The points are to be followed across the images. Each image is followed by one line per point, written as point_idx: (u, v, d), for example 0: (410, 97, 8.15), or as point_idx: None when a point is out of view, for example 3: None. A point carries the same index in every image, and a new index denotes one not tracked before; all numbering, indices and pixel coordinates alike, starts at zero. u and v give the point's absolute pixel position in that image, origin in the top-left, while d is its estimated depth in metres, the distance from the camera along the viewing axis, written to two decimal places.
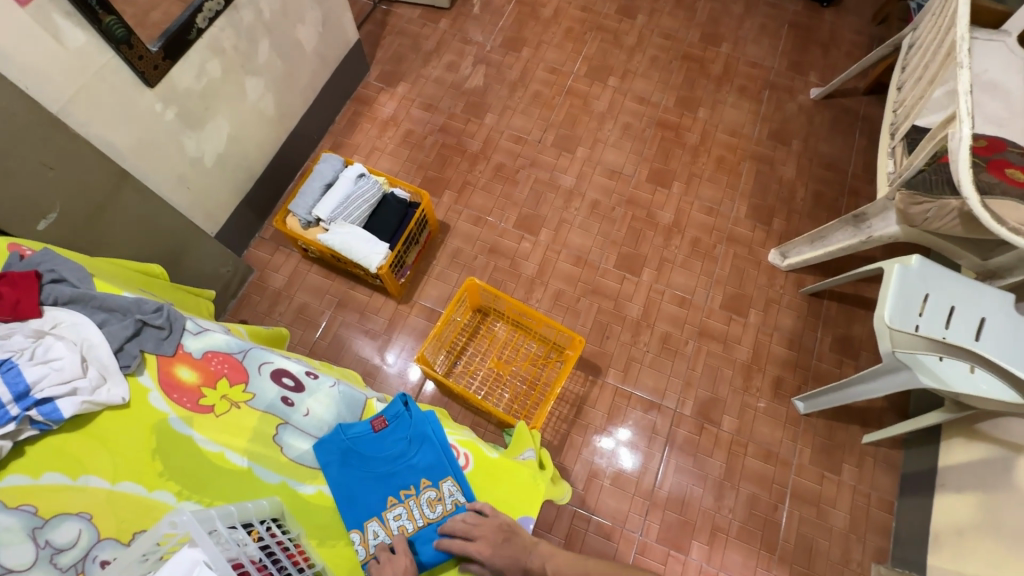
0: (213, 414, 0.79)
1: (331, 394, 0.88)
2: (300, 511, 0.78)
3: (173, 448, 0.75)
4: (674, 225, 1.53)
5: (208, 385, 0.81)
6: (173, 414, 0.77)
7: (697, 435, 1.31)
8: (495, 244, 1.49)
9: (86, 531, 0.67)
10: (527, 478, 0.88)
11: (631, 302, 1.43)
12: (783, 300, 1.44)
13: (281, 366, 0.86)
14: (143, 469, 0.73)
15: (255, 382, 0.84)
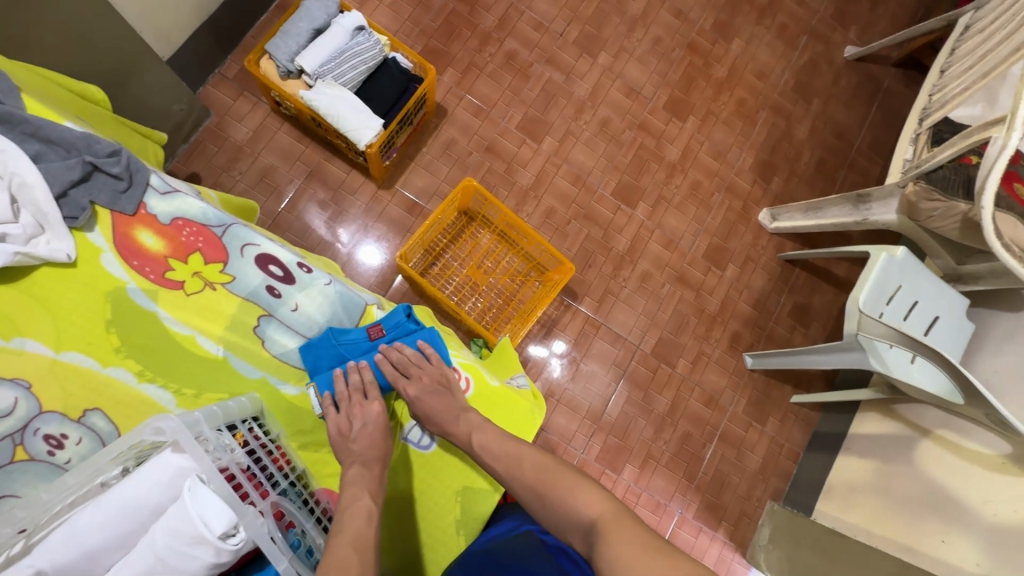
0: (183, 291, 0.75)
1: (324, 292, 0.83)
2: (279, 409, 0.79)
3: (130, 321, 0.72)
4: (679, 163, 1.46)
5: (177, 258, 0.76)
6: (132, 284, 0.73)
7: (652, 372, 1.37)
8: (493, 143, 1.36)
9: (25, 401, 0.66)
10: (523, 410, 0.91)
11: (620, 235, 1.40)
12: (760, 260, 1.47)
13: (269, 252, 0.81)
14: (92, 341, 0.70)
15: (235, 265, 0.78)
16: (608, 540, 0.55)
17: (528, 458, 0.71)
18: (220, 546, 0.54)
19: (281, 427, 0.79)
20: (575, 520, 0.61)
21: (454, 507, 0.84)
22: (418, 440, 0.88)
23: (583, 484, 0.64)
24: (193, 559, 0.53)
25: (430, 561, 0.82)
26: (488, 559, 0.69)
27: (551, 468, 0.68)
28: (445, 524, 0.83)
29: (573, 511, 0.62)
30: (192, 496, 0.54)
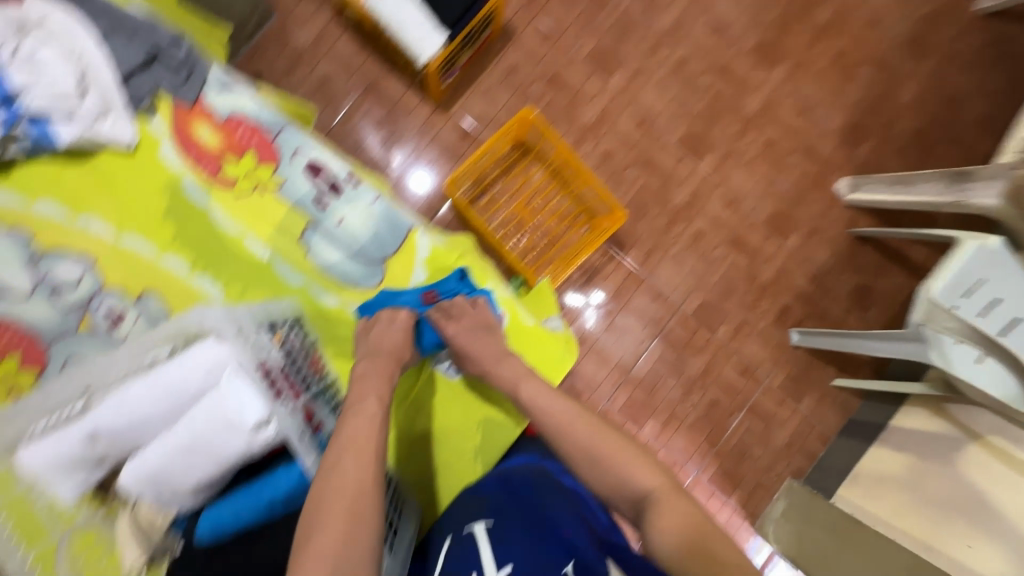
0: (235, 190, 0.77)
1: (371, 210, 0.83)
2: (318, 318, 0.80)
3: (183, 213, 0.76)
4: (756, 116, 1.34)
5: (231, 156, 0.77)
6: (188, 176, 0.76)
7: (689, 334, 1.33)
8: (557, 74, 1.27)
9: (87, 277, 0.71)
10: (553, 353, 0.93)
11: (679, 188, 1.32)
12: (828, 233, 1.36)
13: (319, 161, 0.81)
14: (149, 227, 0.75)
15: (286, 170, 0.79)
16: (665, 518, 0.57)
17: (562, 401, 0.70)
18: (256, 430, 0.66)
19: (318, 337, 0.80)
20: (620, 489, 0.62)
21: (475, 435, 0.87)
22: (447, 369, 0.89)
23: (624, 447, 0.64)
24: (233, 439, 0.66)
25: (446, 484, 0.85)
26: (506, 489, 0.71)
27: (588, 425, 0.67)
28: (464, 452, 0.86)
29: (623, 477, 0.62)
30: (234, 384, 0.67)
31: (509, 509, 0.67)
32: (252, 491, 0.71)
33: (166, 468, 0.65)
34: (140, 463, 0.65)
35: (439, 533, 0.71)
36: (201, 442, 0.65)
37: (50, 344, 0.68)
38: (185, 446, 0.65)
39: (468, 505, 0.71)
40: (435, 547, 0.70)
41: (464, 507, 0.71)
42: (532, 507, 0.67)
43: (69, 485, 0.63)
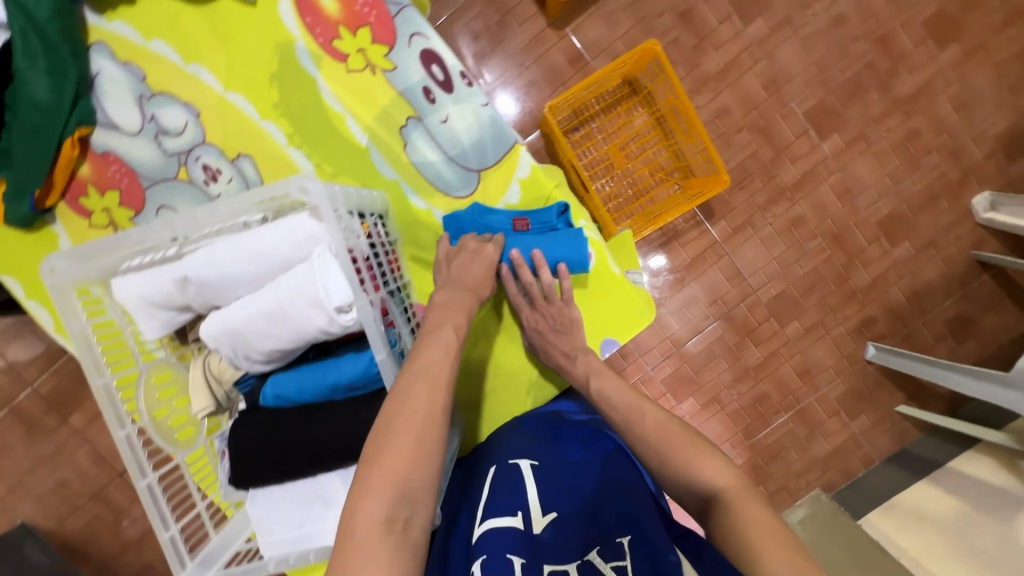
0: (345, 66, 0.76)
1: (477, 114, 0.79)
2: (404, 216, 0.80)
3: (289, 82, 0.77)
4: (905, 101, 1.17)
5: (347, 28, 0.75)
6: (302, 43, 0.76)
7: (757, 322, 1.26)
8: (691, 8, 1.13)
9: (192, 126, 0.78)
10: (633, 308, 0.87)
11: (791, 165, 1.19)
12: (945, 250, 1.22)
13: (435, 48, 0.77)
14: (256, 90, 0.77)
15: (399, 54, 0.76)
16: (738, 522, 0.52)
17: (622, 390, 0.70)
18: (332, 315, 0.60)
19: (403, 233, 0.80)
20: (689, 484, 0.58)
21: (531, 370, 0.87)
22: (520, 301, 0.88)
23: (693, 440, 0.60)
24: (308, 321, 0.60)
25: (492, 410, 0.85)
26: (560, 437, 0.69)
27: (656, 408, 0.65)
28: (516, 386, 0.86)
29: (692, 475, 0.57)
30: (315, 266, 0.59)
31: (564, 458, 0.64)
32: (318, 371, 0.67)
33: (241, 330, 0.63)
34: (218, 321, 0.63)
35: (483, 465, 0.71)
36: (274, 316, 0.61)
37: (150, 185, 0.80)
38: (260, 314, 0.61)
39: (516, 439, 0.69)
40: (476, 476, 0.69)
41: (512, 441, 0.69)
42: (590, 460, 0.64)
43: (154, 323, 0.67)
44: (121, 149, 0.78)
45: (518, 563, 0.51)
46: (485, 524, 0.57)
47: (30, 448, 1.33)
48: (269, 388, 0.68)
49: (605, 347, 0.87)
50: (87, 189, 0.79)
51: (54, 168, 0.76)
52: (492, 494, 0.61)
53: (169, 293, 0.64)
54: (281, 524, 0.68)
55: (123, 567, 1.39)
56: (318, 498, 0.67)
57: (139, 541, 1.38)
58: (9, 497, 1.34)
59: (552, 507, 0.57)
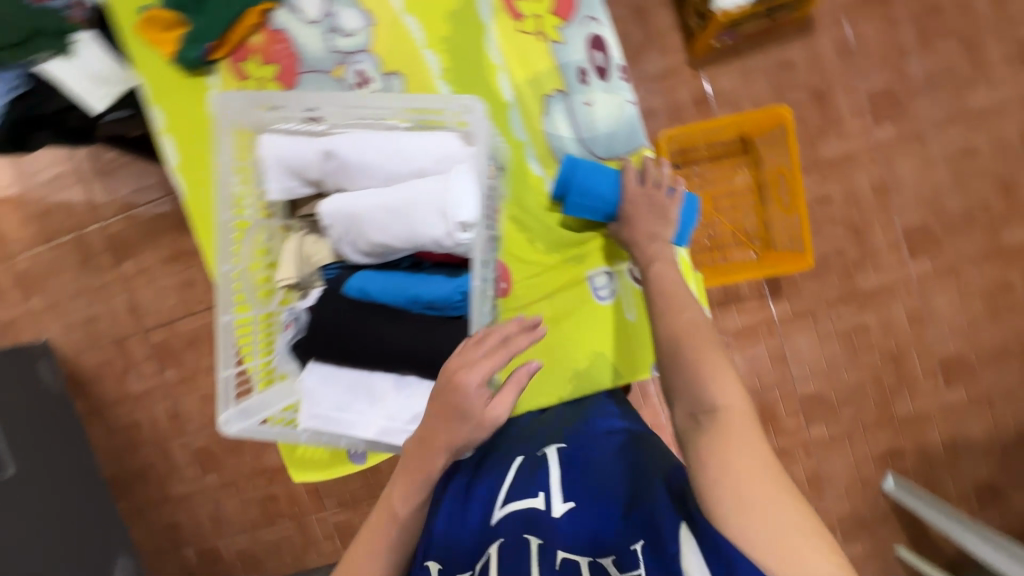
0: (519, 26, 0.77)
1: (622, 109, 0.78)
2: (518, 176, 0.81)
3: (465, 22, 0.78)
4: (1009, 251, 1.14)
5: None
6: None
7: (785, 413, 1.23)
8: (827, 93, 1.14)
9: (362, 32, 0.79)
10: None
11: (873, 273, 1.17)
12: (999, 411, 1.18)
13: (604, 37, 0.77)
14: (431, 21, 0.78)
15: (571, 31, 0.77)
16: (741, 457, 0.49)
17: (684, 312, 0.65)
18: (452, 229, 0.63)
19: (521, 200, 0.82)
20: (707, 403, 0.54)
21: (581, 359, 0.80)
22: (598, 287, 0.82)
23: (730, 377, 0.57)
24: (427, 228, 0.64)
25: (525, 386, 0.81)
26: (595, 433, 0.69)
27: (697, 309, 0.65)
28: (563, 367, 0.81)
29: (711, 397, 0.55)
30: (453, 178, 0.63)
31: (591, 454, 0.64)
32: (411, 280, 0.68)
33: (360, 219, 0.67)
34: (342, 202, 0.67)
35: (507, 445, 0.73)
36: (399, 212, 0.64)
37: (305, 71, 0.79)
38: (384, 207, 0.65)
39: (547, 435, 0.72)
40: (499, 453, 0.71)
41: (543, 436, 0.72)
42: (619, 456, 0.62)
43: (277, 187, 0.71)
44: (293, 31, 0.79)
45: (533, 544, 0.56)
46: (507, 507, 0.61)
47: (78, 278, 1.41)
48: (355, 280, 0.69)
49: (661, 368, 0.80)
50: (250, 56, 0.79)
51: (234, 27, 0.77)
52: (518, 478, 0.64)
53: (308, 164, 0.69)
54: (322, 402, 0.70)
55: (115, 416, 1.45)
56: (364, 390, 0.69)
57: (137, 397, 1.43)
58: (45, 314, 1.43)
59: (571, 497, 0.59)
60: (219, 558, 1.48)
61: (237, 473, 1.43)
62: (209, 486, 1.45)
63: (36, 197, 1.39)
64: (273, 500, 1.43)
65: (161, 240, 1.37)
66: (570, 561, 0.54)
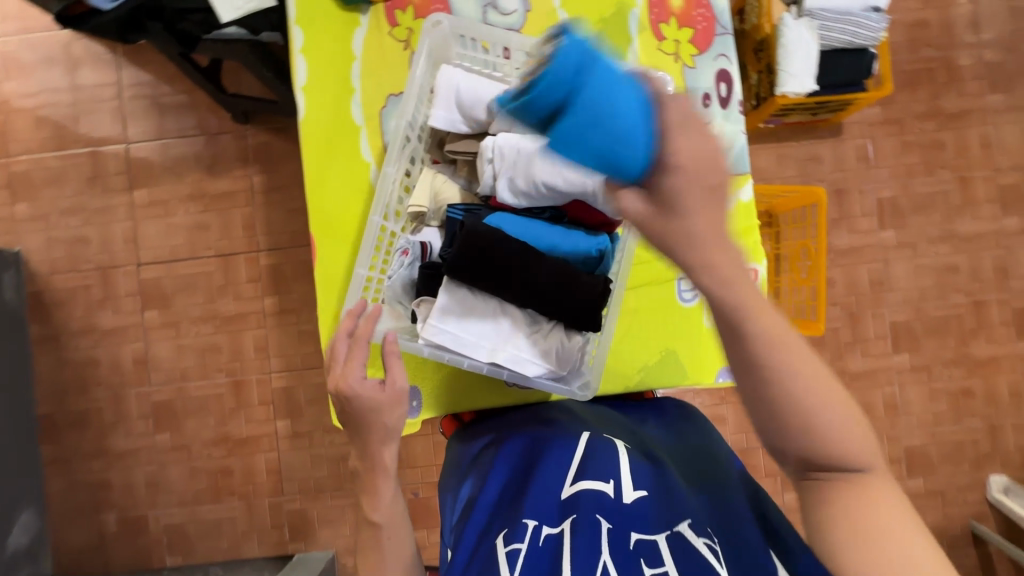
0: (659, 45, 0.75)
1: (737, 138, 0.75)
2: None
3: (614, 28, 0.74)
4: (974, 361, 1.29)
5: (678, 21, 0.75)
6: (638, 11, 0.74)
7: (764, 473, 1.28)
8: (845, 190, 1.29)
9: (517, 16, 0.74)
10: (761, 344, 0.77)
11: (861, 356, 1.29)
12: (950, 506, 1.28)
13: (733, 74, 0.75)
14: (581, 23, 0.74)
15: (703, 62, 0.75)
16: (861, 513, 0.42)
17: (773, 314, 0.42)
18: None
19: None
20: (826, 452, 0.42)
21: (653, 354, 0.76)
22: (684, 291, 0.77)
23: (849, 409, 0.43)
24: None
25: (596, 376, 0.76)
26: (643, 430, 0.71)
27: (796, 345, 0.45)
28: (635, 358, 0.76)
29: (838, 448, 0.43)
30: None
31: (656, 451, 0.66)
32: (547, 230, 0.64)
33: (533, 157, 0.62)
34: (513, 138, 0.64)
35: (555, 418, 0.73)
36: None
37: None
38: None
39: (595, 421, 0.73)
40: (562, 426, 0.71)
41: (591, 419, 0.72)
42: (688, 469, 0.63)
43: (440, 116, 0.67)
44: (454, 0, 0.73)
45: (605, 527, 0.55)
46: (576, 485, 0.60)
47: (81, 194, 1.32)
48: (493, 215, 0.64)
49: (722, 373, 0.76)
50: (406, 7, 0.73)
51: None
52: (587, 456, 0.63)
53: (490, 99, 0.66)
54: (451, 321, 0.63)
55: (72, 349, 1.32)
56: (493, 320, 0.64)
57: (104, 333, 1.32)
58: (28, 223, 1.31)
59: (644, 485, 0.59)
60: (143, 530, 1.32)
61: (194, 437, 1.32)
62: (157, 445, 1.32)
63: (59, 102, 1.31)
64: (226, 474, 1.31)
65: (186, 176, 1.32)
66: (646, 541, 0.53)
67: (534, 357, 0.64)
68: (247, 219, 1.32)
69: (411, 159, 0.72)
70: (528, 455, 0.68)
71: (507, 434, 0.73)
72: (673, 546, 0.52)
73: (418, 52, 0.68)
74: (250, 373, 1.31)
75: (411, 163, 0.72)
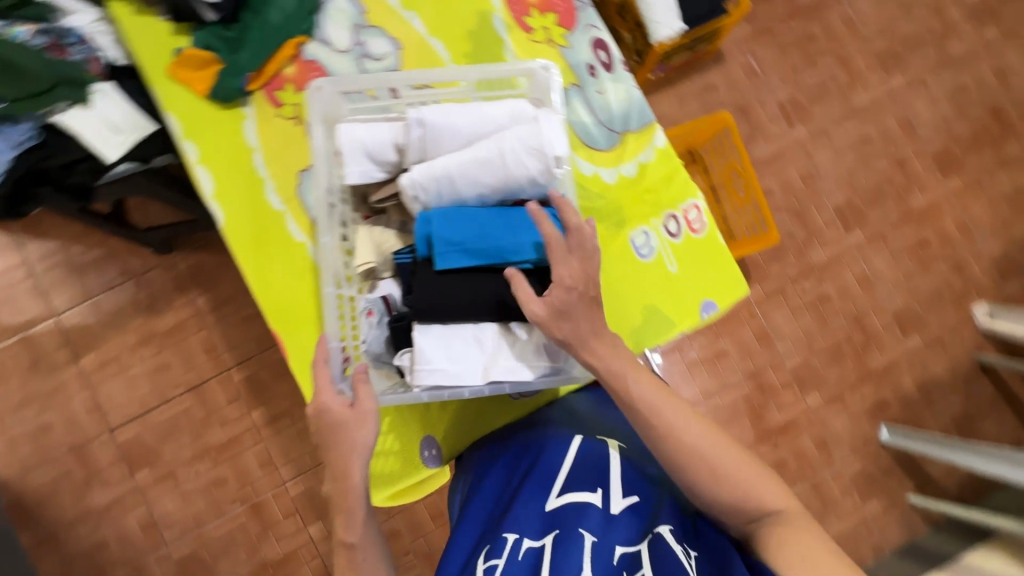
0: (530, 37, 0.77)
1: (631, 94, 0.78)
2: None
3: (485, 35, 0.76)
4: (918, 214, 1.37)
5: (539, 10, 0.78)
6: (501, 13, 0.77)
7: (781, 386, 1.32)
8: (748, 106, 1.36)
9: (391, 56, 0.75)
10: (731, 271, 0.77)
11: (821, 247, 1.35)
12: (951, 350, 1.34)
13: (605, 41, 0.79)
14: (454, 42, 0.76)
15: (576, 38, 0.78)
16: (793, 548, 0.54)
17: (672, 400, 0.59)
18: (552, 166, 0.65)
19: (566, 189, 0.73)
20: (732, 492, 0.57)
21: (636, 315, 0.74)
22: (639, 246, 0.75)
23: (762, 470, 0.59)
24: (524, 168, 0.64)
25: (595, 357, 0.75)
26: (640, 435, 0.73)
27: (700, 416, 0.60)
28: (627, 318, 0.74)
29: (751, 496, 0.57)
30: (542, 120, 0.65)
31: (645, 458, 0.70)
32: (493, 227, 0.64)
33: (453, 178, 0.64)
34: (428, 164, 0.65)
35: (550, 422, 0.74)
36: (486, 161, 0.64)
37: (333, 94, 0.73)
38: (477, 160, 0.64)
39: (585, 421, 0.75)
40: (552, 427, 0.73)
41: (586, 424, 0.74)
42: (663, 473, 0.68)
43: (355, 171, 0.67)
44: (328, 64, 0.74)
45: (590, 540, 0.59)
46: (562, 497, 0.64)
47: (27, 383, 1.25)
48: (439, 260, 0.63)
49: (705, 309, 0.75)
50: (284, 85, 0.73)
51: (273, 55, 0.72)
52: (578, 462, 0.67)
53: (395, 137, 0.67)
54: (434, 357, 0.62)
55: (73, 541, 1.24)
56: (473, 341, 0.64)
57: (101, 513, 1.24)
58: None
59: (633, 492, 0.65)
60: None
61: None
62: None
63: None
64: None
65: (129, 325, 1.28)
66: (630, 553, 0.59)
67: (525, 361, 0.64)
68: (206, 342, 1.28)
69: (342, 222, 0.70)
70: (521, 463, 0.70)
71: (500, 444, 0.75)
72: (657, 556, 0.57)
73: (311, 117, 0.67)
74: (265, 491, 1.26)
75: (344, 226, 0.70)
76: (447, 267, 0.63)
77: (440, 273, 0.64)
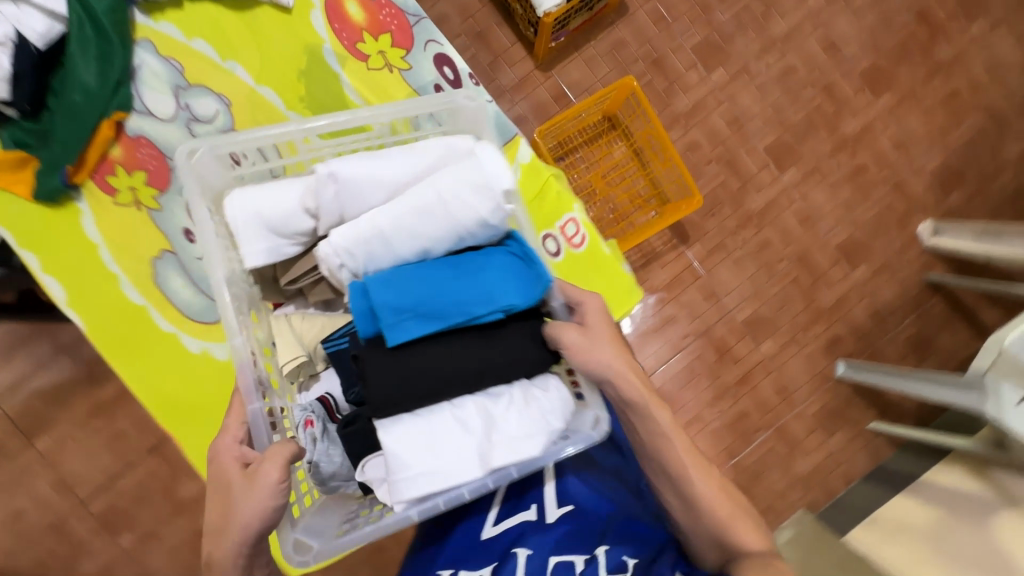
0: (365, 63, 0.92)
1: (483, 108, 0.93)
2: None
3: (316, 73, 0.92)
4: (852, 139, 1.31)
5: (370, 34, 0.92)
6: (328, 45, 0.92)
7: (734, 340, 1.31)
8: (661, 57, 1.28)
9: (222, 113, 0.90)
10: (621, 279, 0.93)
11: (756, 193, 1.30)
12: (900, 273, 1.32)
13: (449, 55, 0.93)
14: (284, 84, 0.91)
15: (415, 56, 0.93)
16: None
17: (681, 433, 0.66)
18: (496, 204, 0.66)
19: None
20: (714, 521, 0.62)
21: None
22: None
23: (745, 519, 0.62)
24: (471, 210, 0.66)
25: None
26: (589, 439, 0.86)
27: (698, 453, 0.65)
28: None
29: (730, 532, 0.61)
30: (479, 152, 0.68)
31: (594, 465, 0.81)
32: (448, 284, 0.63)
33: (389, 232, 0.66)
34: (352, 227, 0.66)
35: None
36: (431, 209, 0.65)
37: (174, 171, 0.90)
38: (414, 211, 0.66)
39: None
40: None
41: None
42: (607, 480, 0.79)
43: (263, 248, 0.69)
44: (152, 134, 0.89)
45: (526, 555, 0.73)
46: (500, 524, 0.77)
47: None
48: (393, 332, 0.62)
49: None
50: (114, 170, 0.88)
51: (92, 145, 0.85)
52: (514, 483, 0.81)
53: (303, 201, 0.69)
54: (411, 458, 0.61)
55: None
56: (455, 422, 0.63)
57: None
58: None
59: (568, 502, 0.77)
60: None
61: None
62: None
63: None
64: None
65: (75, 399, 1.26)
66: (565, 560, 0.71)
67: (507, 426, 0.63)
68: None
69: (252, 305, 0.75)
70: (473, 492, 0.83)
71: None
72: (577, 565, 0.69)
73: (188, 182, 0.67)
74: None
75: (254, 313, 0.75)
76: (400, 338, 0.63)
77: (394, 347, 0.63)
